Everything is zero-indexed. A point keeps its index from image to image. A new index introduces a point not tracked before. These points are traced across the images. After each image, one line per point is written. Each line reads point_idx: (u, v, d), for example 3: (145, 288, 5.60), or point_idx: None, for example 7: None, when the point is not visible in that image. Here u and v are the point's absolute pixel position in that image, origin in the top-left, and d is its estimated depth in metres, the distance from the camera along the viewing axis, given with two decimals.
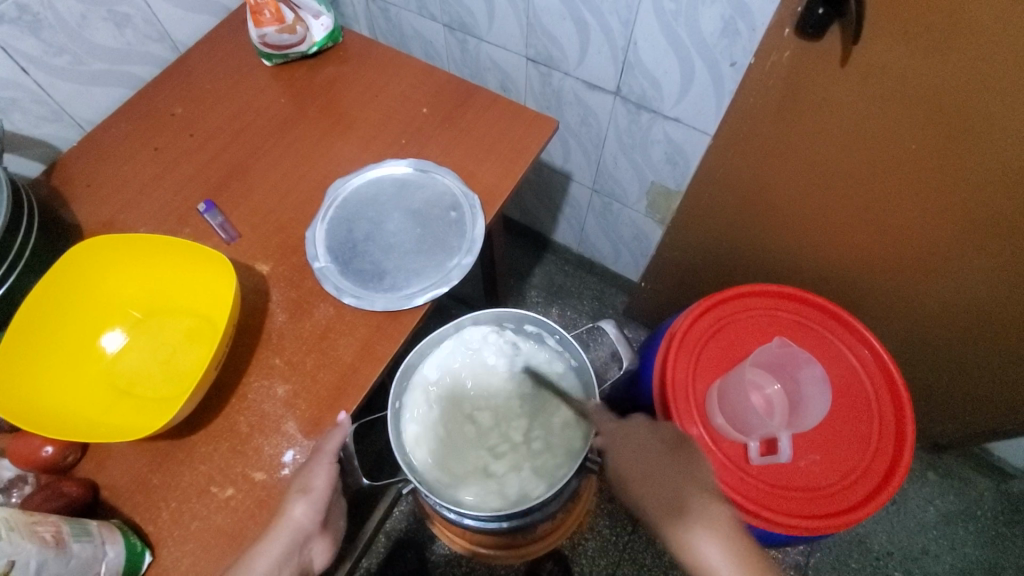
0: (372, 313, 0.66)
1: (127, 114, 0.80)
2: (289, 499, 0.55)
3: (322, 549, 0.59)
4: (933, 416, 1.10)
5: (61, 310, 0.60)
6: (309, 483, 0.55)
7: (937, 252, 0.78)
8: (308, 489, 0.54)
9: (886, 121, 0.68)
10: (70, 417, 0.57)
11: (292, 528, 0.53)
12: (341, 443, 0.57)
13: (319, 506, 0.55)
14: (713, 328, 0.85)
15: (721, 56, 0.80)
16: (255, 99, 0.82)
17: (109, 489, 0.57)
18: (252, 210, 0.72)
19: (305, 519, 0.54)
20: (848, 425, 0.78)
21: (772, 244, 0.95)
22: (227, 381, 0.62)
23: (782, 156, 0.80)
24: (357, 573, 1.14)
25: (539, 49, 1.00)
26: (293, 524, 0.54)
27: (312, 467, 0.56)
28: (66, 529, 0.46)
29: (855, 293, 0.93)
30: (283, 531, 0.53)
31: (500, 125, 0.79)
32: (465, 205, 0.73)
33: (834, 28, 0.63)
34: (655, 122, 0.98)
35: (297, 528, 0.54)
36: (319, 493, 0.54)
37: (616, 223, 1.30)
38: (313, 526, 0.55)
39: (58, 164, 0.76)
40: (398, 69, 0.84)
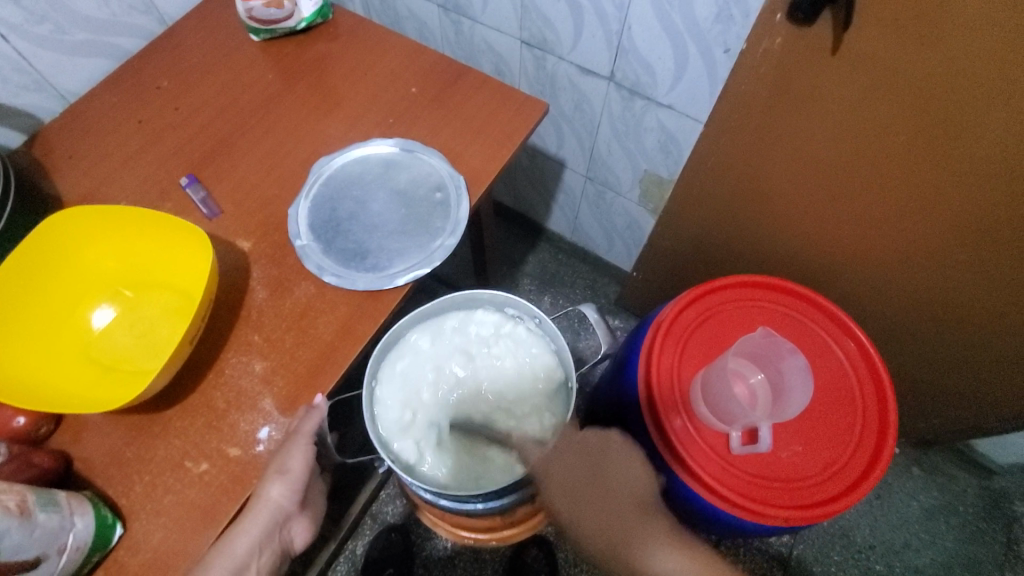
0: (353, 292, 0.66)
1: (111, 86, 0.79)
2: (266, 479, 0.55)
3: (302, 528, 0.61)
4: (919, 411, 1.10)
5: (37, 283, 0.60)
6: (286, 465, 0.55)
7: (927, 245, 0.77)
8: (285, 471, 0.55)
9: (875, 112, 0.67)
10: (43, 388, 0.56)
11: (270, 508, 0.54)
12: (318, 425, 0.57)
13: (295, 486, 0.55)
14: (699, 318, 0.84)
15: (714, 43, 0.80)
16: (242, 74, 0.80)
17: (83, 461, 0.56)
18: (236, 186, 0.72)
19: (282, 499, 0.55)
20: (831, 417, 0.78)
21: (763, 234, 0.95)
22: (205, 356, 0.62)
23: (774, 146, 0.79)
24: (343, 554, 1.15)
25: (533, 32, 0.99)
26: (271, 503, 0.54)
27: (288, 449, 0.55)
28: (32, 499, 0.45)
29: (844, 286, 0.93)
30: (261, 511, 0.54)
31: (490, 106, 0.78)
32: (450, 186, 0.72)
33: (825, 13, 0.62)
34: (649, 109, 0.97)
35: (275, 508, 0.55)
36: (295, 475, 0.55)
37: (609, 212, 1.30)
38: (290, 505, 0.56)
39: (41, 135, 0.75)
40: (388, 47, 0.83)
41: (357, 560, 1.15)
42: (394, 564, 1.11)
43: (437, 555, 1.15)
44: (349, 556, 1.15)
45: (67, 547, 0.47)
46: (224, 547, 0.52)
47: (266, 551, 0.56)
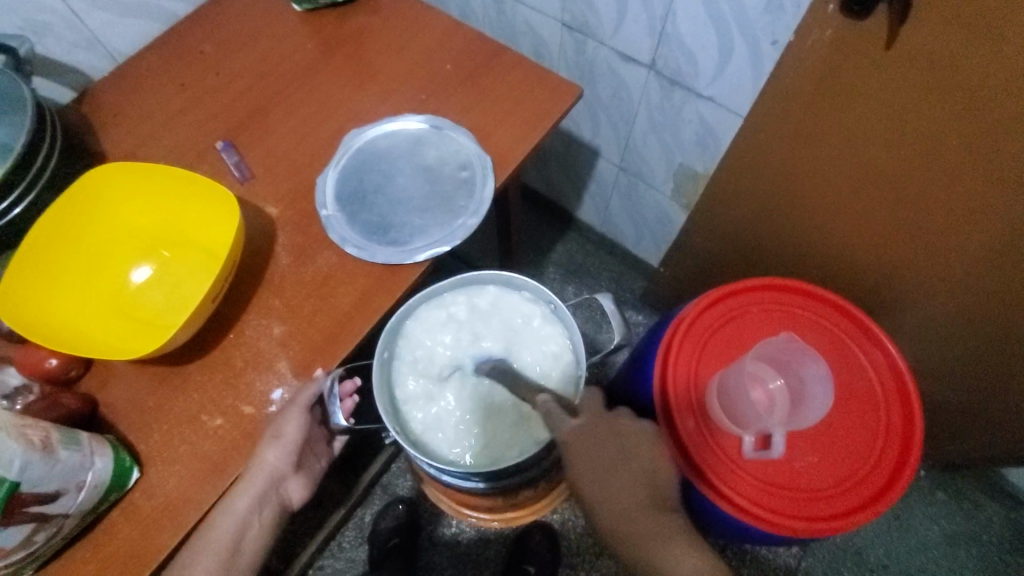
0: (373, 265, 0.66)
1: (158, 48, 0.81)
2: (262, 442, 0.57)
3: (297, 485, 0.63)
4: (949, 434, 1.06)
5: (77, 233, 0.63)
6: (281, 430, 0.57)
7: (974, 260, 0.73)
8: (279, 436, 0.57)
9: (926, 114, 0.64)
10: (75, 333, 0.59)
11: (265, 470, 0.57)
12: (317, 395, 0.59)
13: (289, 451, 0.58)
14: (723, 318, 0.82)
15: (762, 34, 0.77)
16: (282, 43, 0.82)
17: (108, 406, 0.59)
18: (268, 153, 0.73)
19: (277, 463, 0.57)
20: (852, 431, 0.76)
21: (798, 237, 0.91)
22: (227, 316, 0.63)
23: (817, 146, 0.76)
24: (351, 520, 1.18)
25: (575, 15, 0.97)
26: (266, 466, 0.57)
27: (283, 416, 0.57)
28: (55, 437, 0.48)
29: (879, 296, 0.89)
30: (258, 474, 0.57)
31: (524, 87, 0.78)
32: (476, 165, 0.72)
33: (881, 5, 0.59)
34: (688, 100, 0.94)
35: (270, 473, 0.57)
36: (288, 440, 0.57)
37: (640, 205, 1.27)
38: (285, 467, 0.59)
39: (90, 92, 0.78)
40: (427, 23, 0.83)
41: (365, 527, 1.18)
42: (401, 534, 1.13)
43: (442, 530, 1.17)
44: (358, 522, 1.18)
45: (86, 484, 0.50)
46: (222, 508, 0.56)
47: (265, 508, 0.59)
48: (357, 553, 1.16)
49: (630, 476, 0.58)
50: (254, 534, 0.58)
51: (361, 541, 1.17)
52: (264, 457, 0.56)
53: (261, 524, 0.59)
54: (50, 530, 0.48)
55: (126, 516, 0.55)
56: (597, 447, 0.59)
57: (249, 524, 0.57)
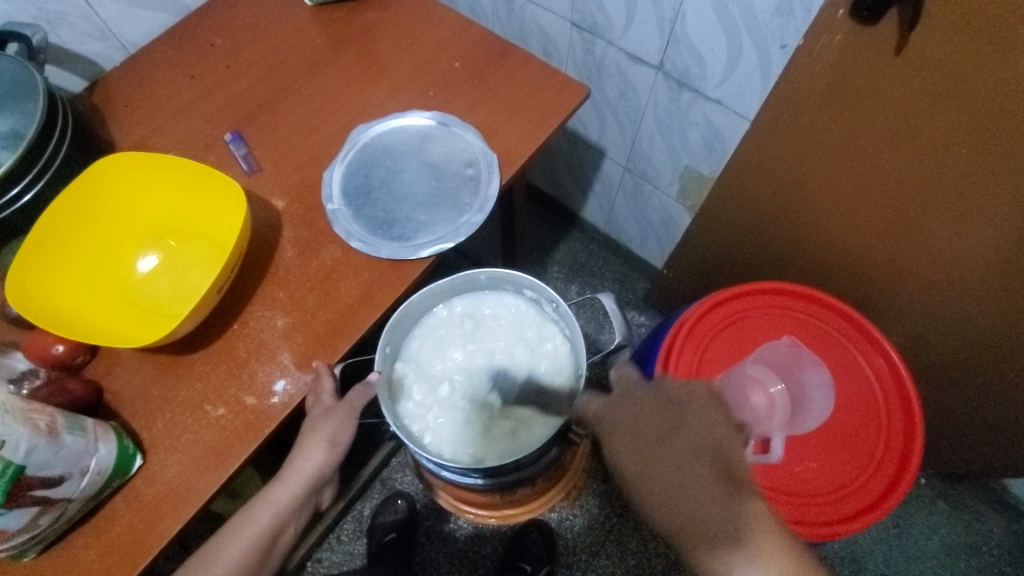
0: (377, 259, 0.67)
1: (169, 40, 0.81)
2: (312, 445, 0.60)
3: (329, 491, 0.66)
4: (950, 443, 1.05)
5: (87, 222, 0.64)
6: (337, 437, 0.60)
7: (980, 268, 0.73)
8: (336, 438, 0.60)
9: (935, 121, 0.63)
10: (82, 321, 0.60)
11: (314, 468, 0.60)
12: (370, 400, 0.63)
13: (337, 452, 0.61)
14: (725, 321, 0.82)
15: (771, 37, 0.77)
16: (292, 37, 0.82)
17: (113, 394, 0.60)
18: (276, 146, 0.74)
19: (324, 465, 0.60)
20: (850, 437, 0.76)
21: (803, 241, 0.91)
22: (231, 307, 0.64)
23: (824, 150, 0.76)
24: (350, 513, 1.19)
25: (584, 14, 0.97)
26: (315, 466, 0.60)
27: (340, 423, 0.60)
28: (60, 421, 0.48)
29: (883, 303, 0.89)
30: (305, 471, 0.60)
31: (531, 86, 0.78)
32: (482, 163, 0.72)
33: (891, 11, 0.59)
34: (696, 102, 0.94)
35: (317, 472, 0.60)
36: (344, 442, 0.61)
37: (646, 206, 1.27)
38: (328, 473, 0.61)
39: (101, 82, 0.78)
40: (437, 19, 0.83)
41: (364, 521, 1.18)
42: (399, 528, 1.13)
43: (440, 525, 1.17)
44: (357, 516, 1.19)
45: (89, 470, 0.50)
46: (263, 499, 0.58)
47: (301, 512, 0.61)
48: (355, 546, 1.16)
49: (679, 438, 0.58)
50: (287, 536, 0.60)
51: (359, 534, 1.17)
52: (316, 457, 0.59)
53: (295, 527, 0.60)
54: (53, 514, 0.49)
55: (129, 502, 0.55)
56: (650, 415, 0.60)
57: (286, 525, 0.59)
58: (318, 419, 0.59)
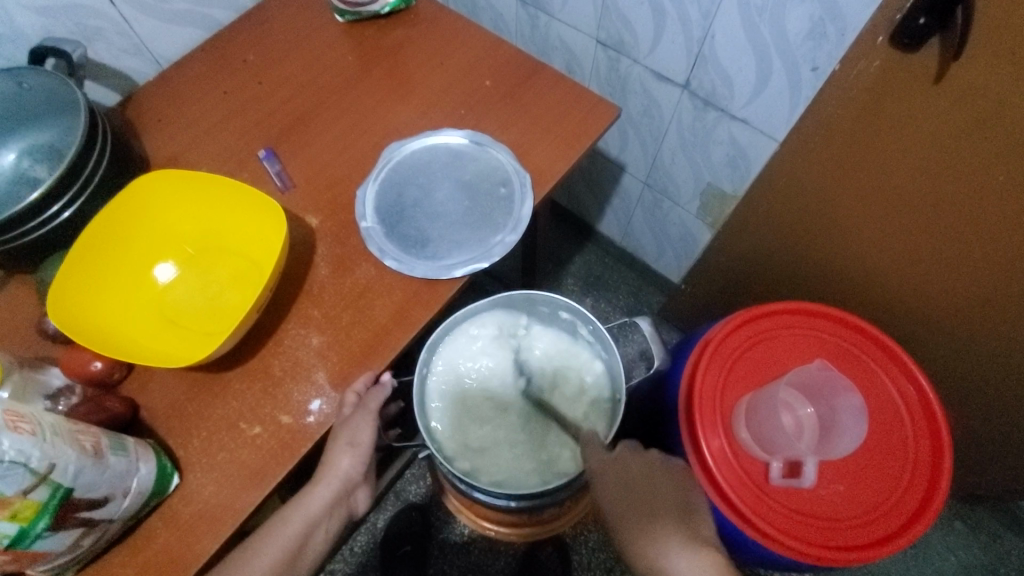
0: (411, 279, 0.67)
1: (202, 55, 0.82)
2: (336, 449, 0.58)
3: (367, 497, 0.63)
4: (970, 464, 1.05)
5: (123, 237, 0.64)
6: (355, 438, 0.58)
7: (1010, 296, 0.73)
8: (355, 444, 0.58)
9: (974, 150, 0.63)
10: (119, 337, 0.60)
11: (340, 476, 0.58)
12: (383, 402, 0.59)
13: (361, 460, 0.59)
14: (753, 339, 0.82)
15: (802, 60, 0.77)
16: (324, 54, 0.82)
17: (148, 410, 0.60)
18: (309, 163, 0.74)
19: (350, 471, 0.59)
20: (880, 462, 0.75)
21: (827, 261, 0.91)
22: (267, 324, 0.64)
23: (855, 173, 0.76)
24: (363, 525, 1.18)
25: (610, 33, 0.97)
26: (339, 472, 0.58)
27: (357, 423, 0.58)
28: (104, 442, 0.48)
29: (907, 326, 0.89)
30: (331, 477, 0.58)
31: (563, 106, 0.78)
32: (515, 182, 0.73)
33: (932, 40, 0.59)
34: (721, 121, 0.95)
35: (343, 479, 0.59)
36: (363, 449, 0.58)
37: (664, 221, 1.27)
38: (358, 476, 0.60)
39: (134, 97, 0.79)
40: (468, 38, 0.84)
41: (377, 532, 1.18)
42: (413, 541, 1.14)
43: (453, 537, 1.17)
44: (370, 527, 1.18)
45: (131, 490, 0.50)
46: (299, 506, 0.58)
47: (334, 516, 0.59)
48: (368, 558, 1.16)
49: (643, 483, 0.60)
50: (318, 542, 0.58)
51: (373, 546, 1.17)
52: (339, 464, 0.58)
53: (327, 531, 0.59)
54: (96, 535, 0.49)
55: (165, 521, 0.55)
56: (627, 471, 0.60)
57: (313, 531, 0.57)
58: (340, 423, 0.59)
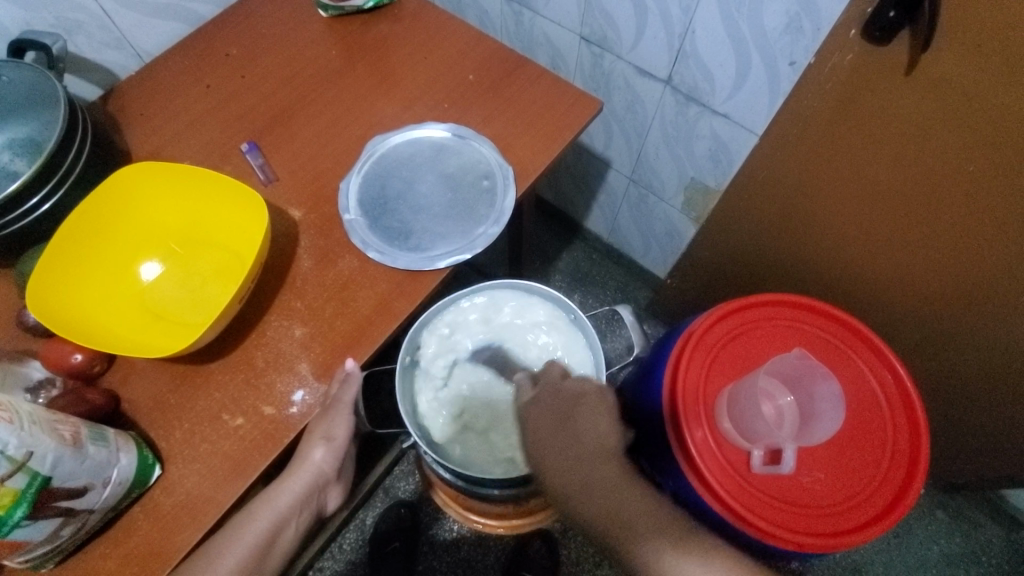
0: (394, 270, 0.67)
1: (185, 50, 0.82)
2: (309, 443, 0.60)
3: (336, 494, 0.66)
4: (950, 454, 1.07)
5: (104, 229, 0.64)
6: (331, 432, 0.59)
7: (984, 284, 0.74)
8: (330, 438, 0.59)
9: (947, 140, 0.64)
10: (101, 329, 0.60)
11: (313, 470, 0.60)
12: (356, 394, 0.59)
13: (335, 453, 0.61)
14: (735, 330, 0.83)
15: (780, 54, 0.78)
16: (307, 49, 0.83)
17: (130, 403, 0.60)
18: (292, 156, 0.74)
19: (323, 464, 0.60)
20: (860, 450, 0.77)
21: (808, 254, 0.93)
22: (250, 316, 0.64)
23: (833, 165, 0.77)
24: (352, 522, 1.18)
25: (593, 28, 0.98)
26: (312, 464, 0.60)
27: (333, 417, 0.59)
28: (84, 432, 0.48)
29: (885, 316, 0.91)
30: (304, 470, 0.60)
31: (545, 99, 0.79)
32: (498, 175, 0.73)
33: (903, 33, 0.60)
34: (703, 115, 0.96)
35: (316, 472, 0.60)
36: (337, 443, 0.60)
37: (649, 217, 1.29)
38: (329, 471, 0.62)
39: (115, 91, 0.79)
40: (451, 32, 0.84)
41: (366, 530, 1.18)
42: (401, 538, 1.13)
43: (442, 533, 1.17)
44: (359, 525, 1.18)
45: (111, 480, 0.50)
46: (269, 500, 0.59)
47: (302, 513, 0.61)
48: (357, 555, 1.16)
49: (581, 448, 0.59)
50: (288, 535, 0.59)
51: (362, 543, 1.17)
52: (312, 457, 0.59)
53: (296, 527, 0.60)
54: (75, 525, 0.49)
55: (147, 513, 0.55)
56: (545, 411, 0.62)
57: (285, 527, 0.59)
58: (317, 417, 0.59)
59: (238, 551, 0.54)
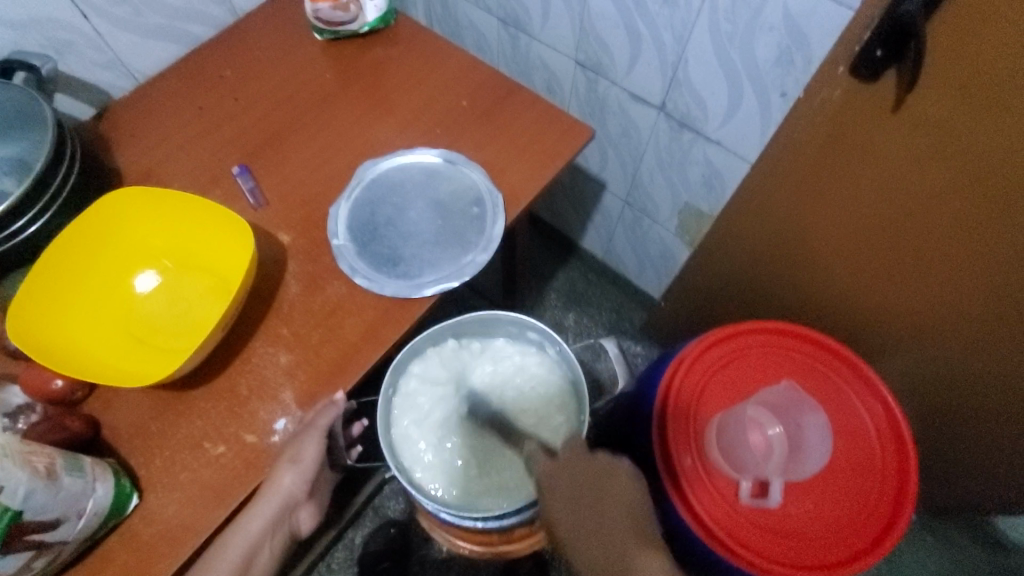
0: (382, 297, 0.67)
1: (180, 72, 0.82)
2: (280, 466, 0.57)
3: (310, 514, 0.63)
4: (942, 483, 1.06)
5: (90, 251, 0.63)
6: (299, 455, 0.57)
7: (973, 317, 0.74)
8: (298, 460, 0.56)
9: (933, 175, 0.65)
10: (84, 356, 0.59)
11: (283, 495, 0.56)
12: (334, 420, 0.59)
13: (306, 476, 0.57)
14: (724, 359, 0.83)
15: (771, 85, 0.79)
16: (302, 72, 0.83)
17: (111, 429, 0.59)
18: (283, 180, 0.74)
19: (293, 488, 0.57)
20: (850, 482, 0.76)
21: (798, 282, 0.93)
22: (235, 342, 0.64)
23: (824, 196, 0.77)
24: (341, 542, 1.17)
25: (588, 54, 0.99)
26: (282, 490, 0.56)
27: (303, 440, 0.57)
28: (59, 463, 0.47)
29: (875, 346, 0.90)
30: (273, 496, 0.56)
31: (537, 126, 0.79)
32: (488, 202, 0.73)
33: (890, 71, 0.60)
34: (696, 142, 0.96)
35: (285, 498, 0.57)
36: (307, 465, 0.57)
37: (644, 238, 1.29)
38: (301, 494, 0.58)
39: (109, 112, 0.79)
40: (446, 58, 0.85)
41: (355, 549, 1.17)
42: (390, 558, 1.13)
43: None
44: (348, 544, 1.17)
45: (86, 511, 0.50)
46: (237, 529, 0.55)
47: (276, 536, 0.59)
48: None
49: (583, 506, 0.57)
50: (260, 561, 0.57)
51: (351, 563, 1.16)
52: (282, 482, 0.56)
53: (268, 551, 0.58)
54: (48, 557, 0.48)
55: (124, 542, 0.54)
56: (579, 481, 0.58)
57: (259, 552, 0.57)
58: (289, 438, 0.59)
59: None
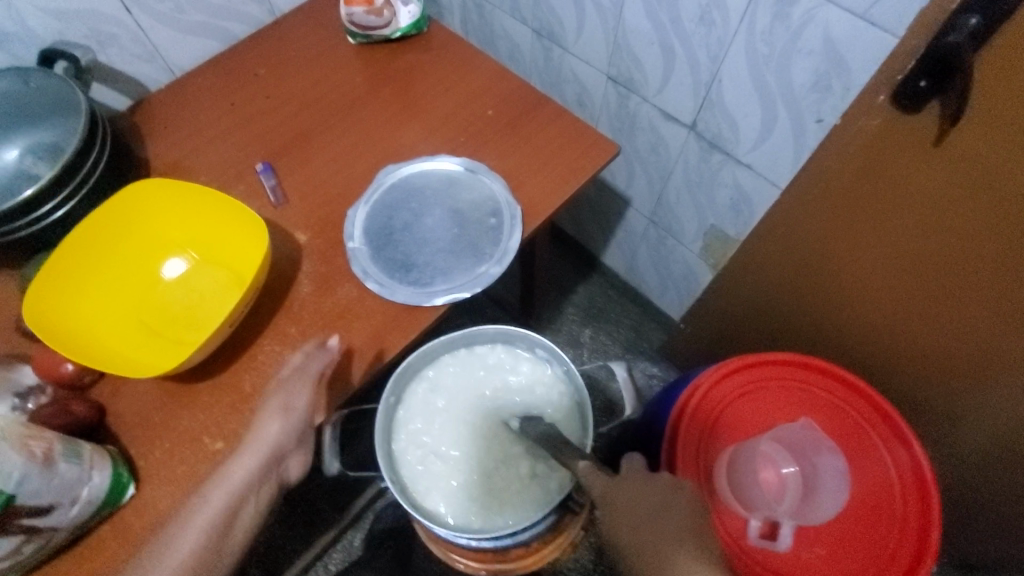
0: (391, 303, 0.66)
1: (216, 68, 0.84)
2: (267, 414, 0.57)
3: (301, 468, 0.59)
4: (968, 538, 1.00)
5: (108, 242, 0.64)
6: (290, 403, 0.57)
7: (1012, 367, 0.69)
8: (288, 408, 0.57)
9: (977, 213, 0.61)
10: (97, 345, 0.60)
11: (267, 442, 0.56)
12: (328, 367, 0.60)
13: (292, 429, 0.57)
14: (739, 390, 0.80)
15: (808, 111, 0.77)
16: (333, 74, 0.84)
17: (115, 416, 0.60)
18: (304, 180, 0.74)
19: (279, 437, 0.56)
20: (867, 530, 0.72)
21: (824, 315, 0.89)
22: (243, 338, 0.64)
23: (856, 228, 0.74)
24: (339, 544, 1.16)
25: (621, 69, 0.97)
26: (265, 439, 0.56)
27: (291, 387, 0.58)
28: (58, 449, 0.48)
29: (903, 387, 0.86)
30: (256, 442, 0.56)
31: (562, 140, 0.78)
32: (505, 213, 0.72)
33: (933, 103, 0.57)
34: (726, 164, 0.94)
35: (270, 445, 0.56)
36: (295, 413, 0.57)
37: (667, 259, 1.26)
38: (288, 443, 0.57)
39: (145, 104, 0.80)
40: (475, 66, 0.84)
41: (353, 552, 1.16)
42: None
43: None
44: (346, 546, 1.16)
45: (81, 498, 0.50)
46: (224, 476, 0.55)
47: (263, 487, 0.56)
48: None
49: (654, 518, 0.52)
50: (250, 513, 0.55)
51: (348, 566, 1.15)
52: (266, 428, 0.56)
53: (257, 506, 0.56)
54: (39, 543, 0.48)
55: (116, 531, 0.54)
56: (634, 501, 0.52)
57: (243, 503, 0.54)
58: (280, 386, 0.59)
59: (194, 533, 0.52)
